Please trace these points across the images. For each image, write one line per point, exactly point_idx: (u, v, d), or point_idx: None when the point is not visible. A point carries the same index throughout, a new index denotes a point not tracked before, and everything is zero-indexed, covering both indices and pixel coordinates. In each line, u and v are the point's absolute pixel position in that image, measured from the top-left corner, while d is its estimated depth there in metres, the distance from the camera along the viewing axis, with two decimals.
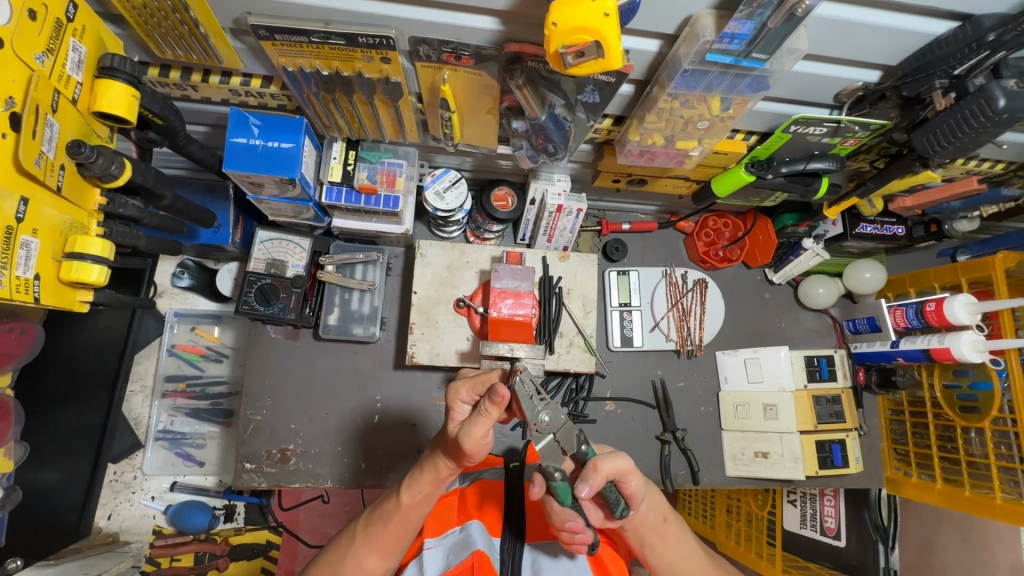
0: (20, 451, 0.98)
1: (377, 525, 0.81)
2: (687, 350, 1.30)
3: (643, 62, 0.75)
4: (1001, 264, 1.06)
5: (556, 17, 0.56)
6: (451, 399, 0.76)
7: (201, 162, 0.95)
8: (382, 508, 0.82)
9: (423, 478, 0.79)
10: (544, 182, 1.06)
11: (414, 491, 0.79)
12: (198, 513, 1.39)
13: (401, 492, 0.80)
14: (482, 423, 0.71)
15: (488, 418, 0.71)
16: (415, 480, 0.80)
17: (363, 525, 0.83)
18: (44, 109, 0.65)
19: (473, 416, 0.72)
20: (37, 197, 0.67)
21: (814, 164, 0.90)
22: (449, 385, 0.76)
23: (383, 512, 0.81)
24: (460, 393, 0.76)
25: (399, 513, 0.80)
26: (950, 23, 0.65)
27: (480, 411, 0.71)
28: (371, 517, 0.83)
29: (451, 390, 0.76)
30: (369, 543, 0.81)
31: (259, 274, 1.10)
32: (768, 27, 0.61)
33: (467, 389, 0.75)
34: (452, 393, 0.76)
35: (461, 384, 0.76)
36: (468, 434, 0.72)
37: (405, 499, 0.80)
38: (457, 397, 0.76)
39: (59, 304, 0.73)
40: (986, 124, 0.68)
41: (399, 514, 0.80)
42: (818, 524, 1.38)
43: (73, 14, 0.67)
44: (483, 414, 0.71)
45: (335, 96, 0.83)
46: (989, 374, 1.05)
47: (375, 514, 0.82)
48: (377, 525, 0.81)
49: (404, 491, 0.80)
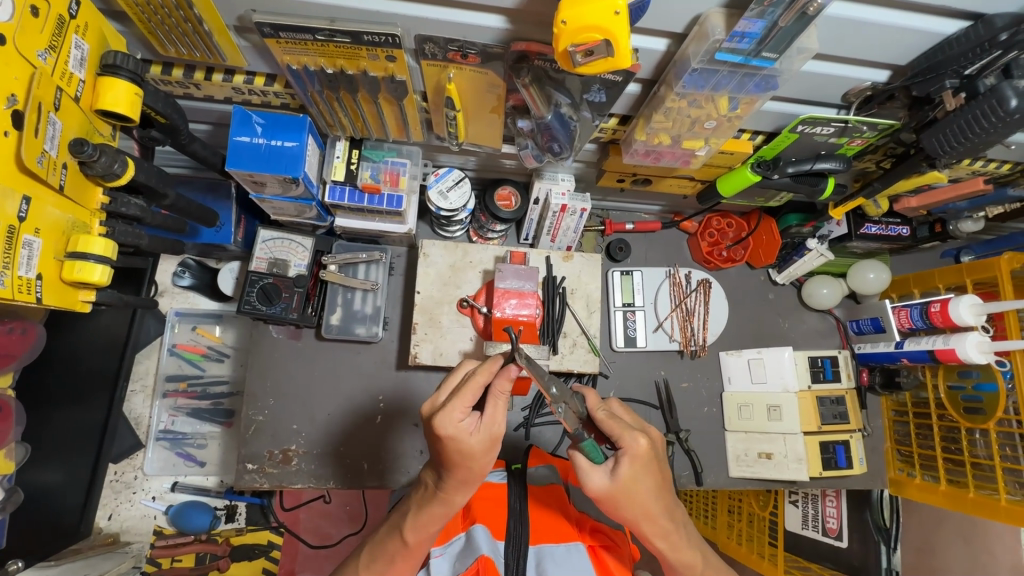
0: (20, 453, 0.98)
1: (381, 563, 0.81)
2: (691, 351, 1.29)
3: (651, 61, 0.74)
4: (1007, 265, 1.05)
5: (565, 15, 0.56)
6: (453, 425, 0.69)
7: (204, 161, 0.94)
8: (384, 547, 0.80)
9: (433, 514, 0.76)
10: (548, 182, 1.05)
11: (419, 532, 0.77)
12: (197, 515, 1.39)
13: (404, 532, 0.78)
14: (501, 400, 0.72)
15: (507, 396, 0.73)
16: (418, 522, 0.77)
17: (364, 563, 0.83)
18: (46, 107, 0.64)
19: (495, 403, 0.72)
20: (40, 196, 0.67)
21: (821, 164, 0.89)
22: (444, 415, 0.69)
23: (386, 550, 0.80)
24: (454, 414, 0.70)
25: (404, 552, 0.78)
26: (961, 22, 0.65)
27: (495, 394, 0.72)
28: (373, 555, 0.83)
29: (447, 419, 0.69)
30: None
31: (261, 274, 1.09)
32: (779, 27, 0.60)
33: (460, 405, 0.70)
34: (451, 418, 0.69)
35: (452, 405, 0.70)
36: (498, 419, 0.72)
37: (409, 538, 0.77)
38: (456, 420, 0.70)
39: (61, 304, 0.72)
40: (998, 124, 0.68)
41: (403, 550, 0.79)
42: (819, 525, 1.37)
43: (76, 11, 0.66)
44: (499, 395, 0.72)
45: (338, 95, 0.83)
46: (994, 375, 1.05)
47: (377, 552, 0.82)
48: (380, 562, 0.81)
49: (407, 531, 0.78)
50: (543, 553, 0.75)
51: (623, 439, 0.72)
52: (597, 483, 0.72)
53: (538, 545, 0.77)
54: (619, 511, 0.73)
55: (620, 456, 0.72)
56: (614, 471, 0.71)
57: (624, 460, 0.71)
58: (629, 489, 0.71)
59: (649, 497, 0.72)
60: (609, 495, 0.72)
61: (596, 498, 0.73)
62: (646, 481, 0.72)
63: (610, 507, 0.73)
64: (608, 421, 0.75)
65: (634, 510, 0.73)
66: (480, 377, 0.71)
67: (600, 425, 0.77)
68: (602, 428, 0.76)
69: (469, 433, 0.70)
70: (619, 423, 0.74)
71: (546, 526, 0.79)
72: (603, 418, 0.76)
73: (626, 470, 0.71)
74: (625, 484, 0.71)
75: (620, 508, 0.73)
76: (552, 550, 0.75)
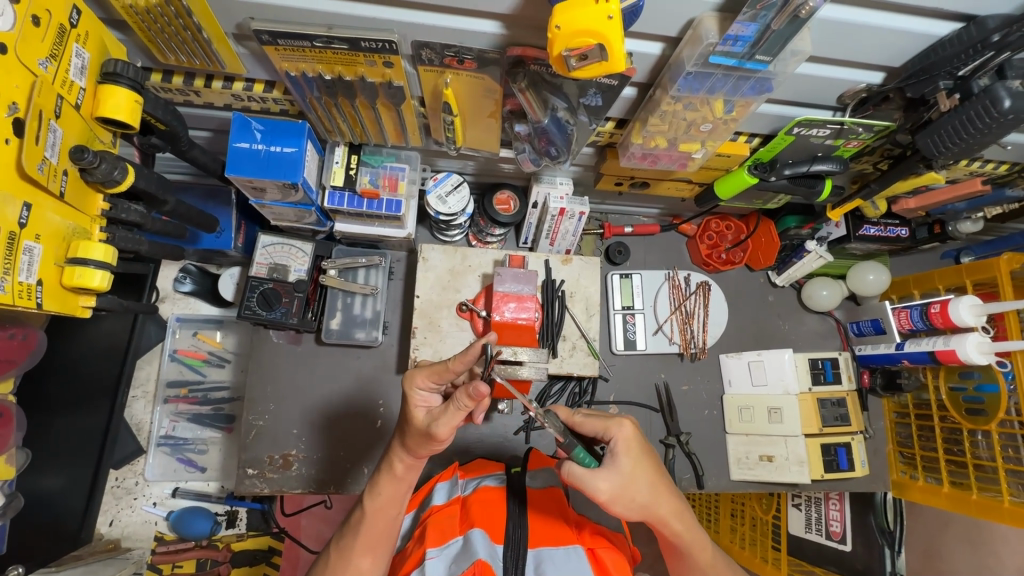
0: (20, 458, 0.99)
1: (347, 538, 0.81)
2: (691, 353, 1.29)
3: (646, 65, 0.75)
4: (1006, 265, 1.05)
5: (559, 20, 0.56)
6: (409, 386, 0.80)
7: (204, 167, 0.95)
8: (351, 520, 0.82)
9: (380, 485, 0.81)
10: (546, 185, 1.06)
11: (375, 496, 0.81)
12: (199, 520, 1.40)
13: (365, 500, 0.81)
14: (455, 411, 0.72)
15: (465, 408, 0.72)
16: (375, 486, 0.82)
17: (337, 541, 0.83)
18: (47, 115, 0.65)
19: (450, 405, 0.73)
20: (40, 203, 0.67)
21: (817, 167, 0.89)
22: (408, 373, 0.80)
23: (353, 523, 0.82)
24: (417, 382, 0.79)
25: (367, 522, 0.80)
26: (953, 24, 0.65)
27: (454, 401, 0.72)
28: (345, 532, 0.83)
29: (409, 380, 0.79)
30: (342, 559, 0.80)
31: (261, 279, 1.09)
32: (772, 30, 0.61)
33: (422, 377, 0.79)
34: (409, 380, 0.80)
35: (417, 372, 0.79)
36: (442, 420, 0.73)
37: (369, 506, 0.80)
38: (415, 386, 0.80)
39: (62, 309, 0.73)
40: (992, 125, 0.68)
41: (370, 521, 0.80)
42: (823, 528, 1.36)
43: (77, 20, 0.67)
44: (458, 405, 0.72)
45: (337, 101, 0.83)
46: (995, 376, 1.04)
47: (346, 528, 0.83)
48: (348, 537, 0.81)
49: (367, 499, 0.81)
50: (542, 559, 0.75)
51: (610, 430, 0.75)
52: (604, 483, 0.71)
53: (537, 548, 0.77)
54: (633, 504, 0.73)
55: (614, 448, 0.74)
56: (615, 465, 0.73)
57: (620, 448, 0.74)
58: (634, 475, 0.73)
59: (655, 476, 0.75)
60: (618, 491, 0.72)
61: (607, 500, 0.72)
62: (646, 464, 0.74)
63: (623, 503, 0.73)
64: (586, 421, 0.77)
65: (646, 494, 0.73)
66: (452, 365, 0.76)
67: (581, 430, 0.78)
68: (584, 430, 0.78)
69: (418, 405, 0.79)
70: (600, 418, 0.77)
71: (545, 531, 0.80)
72: (582, 422, 0.78)
73: (624, 459, 0.73)
74: (628, 472, 0.73)
75: (634, 501, 0.73)
76: (552, 553, 0.75)
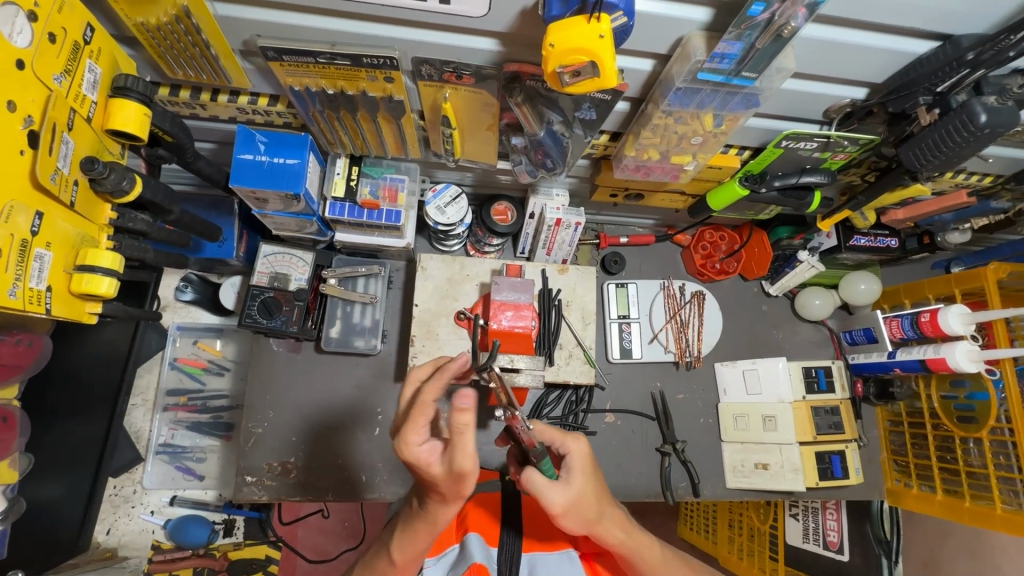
0: (24, 463, 1.00)
1: None
2: (686, 362, 1.31)
3: (638, 81, 0.78)
4: (993, 275, 1.07)
5: (553, 39, 0.59)
6: (406, 450, 0.62)
7: (208, 178, 0.97)
8: (375, 564, 0.79)
9: (417, 531, 0.73)
10: (543, 197, 1.09)
11: (405, 549, 0.74)
12: (197, 527, 1.39)
13: (391, 551, 0.76)
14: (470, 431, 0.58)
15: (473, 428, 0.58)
16: (405, 541, 0.74)
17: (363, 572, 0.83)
18: (61, 127, 0.67)
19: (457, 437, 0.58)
20: (52, 212, 0.69)
21: (806, 178, 0.92)
22: (396, 444, 0.62)
23: (378, 567, 0.79)
24: (410, 439, 0.62)
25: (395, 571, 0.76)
26: (930, 43, 0.69)
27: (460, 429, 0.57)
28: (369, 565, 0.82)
29: (401, 444, 0.62)
30: None
31: (262, 288, 1.11)
32: (757, 48, 0.63)
33: (412, 430, 0.62)
34: (404, 446, 0.62)
35: (405, 433, 0.62)
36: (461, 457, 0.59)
37: (397, 558, 0.75)
38: (414, 443, 0.62)
39: (69, 315, 0.75)
40: (970, 138, 0.70)
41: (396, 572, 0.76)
42: (820, 539, 1.35)
43: (90, 37, 0.70)
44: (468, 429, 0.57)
45: (339, 114, 0.86)
46: (985, 384, 1.06)
47: (370, 565, 0.81)
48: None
49: (394, 551, 0.75)
50: (536, 560, 0.82)
51: (567, 444, 0.76)
52: (559, 497, 0.70)
53: (530, 553, 0.84)
54: (582, 518, 0.73)
55: (570, 463, 0.75)
56: (570, 480, 0.73)
57: (574, 465, 0.74)
58: (585, 493, 0.73)
59: (602, 496, 0.75)
60: (569, 505, 0.71)
61: (559, 512, 0.71)
62: (595, 484, 0.75)
63: (572, 517, 0.72)
64: (547, 430, 0.76)
65: (595, 511, 0.74)
66: (428, 397, 0.63)
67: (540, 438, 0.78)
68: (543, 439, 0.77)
69: (430, 461, 0.62)
70: (559, 430, 0.77)
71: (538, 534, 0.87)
72: (541, 428, 0.77)
73: (578, 477, 0.73)
74: (580, 490, 0.72)
75: (583, 516, 0.73)
76: (544, 557, 0.83)
